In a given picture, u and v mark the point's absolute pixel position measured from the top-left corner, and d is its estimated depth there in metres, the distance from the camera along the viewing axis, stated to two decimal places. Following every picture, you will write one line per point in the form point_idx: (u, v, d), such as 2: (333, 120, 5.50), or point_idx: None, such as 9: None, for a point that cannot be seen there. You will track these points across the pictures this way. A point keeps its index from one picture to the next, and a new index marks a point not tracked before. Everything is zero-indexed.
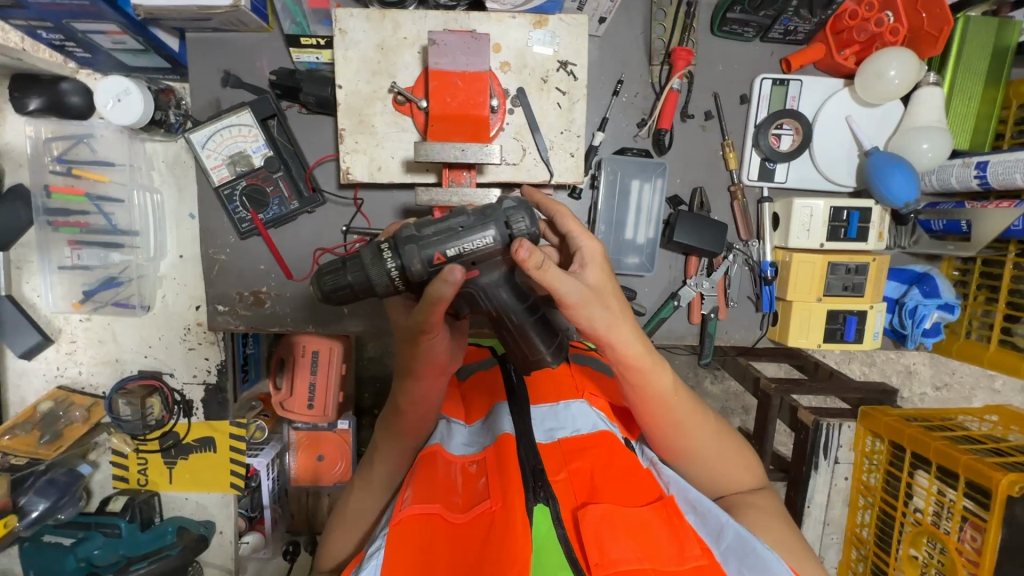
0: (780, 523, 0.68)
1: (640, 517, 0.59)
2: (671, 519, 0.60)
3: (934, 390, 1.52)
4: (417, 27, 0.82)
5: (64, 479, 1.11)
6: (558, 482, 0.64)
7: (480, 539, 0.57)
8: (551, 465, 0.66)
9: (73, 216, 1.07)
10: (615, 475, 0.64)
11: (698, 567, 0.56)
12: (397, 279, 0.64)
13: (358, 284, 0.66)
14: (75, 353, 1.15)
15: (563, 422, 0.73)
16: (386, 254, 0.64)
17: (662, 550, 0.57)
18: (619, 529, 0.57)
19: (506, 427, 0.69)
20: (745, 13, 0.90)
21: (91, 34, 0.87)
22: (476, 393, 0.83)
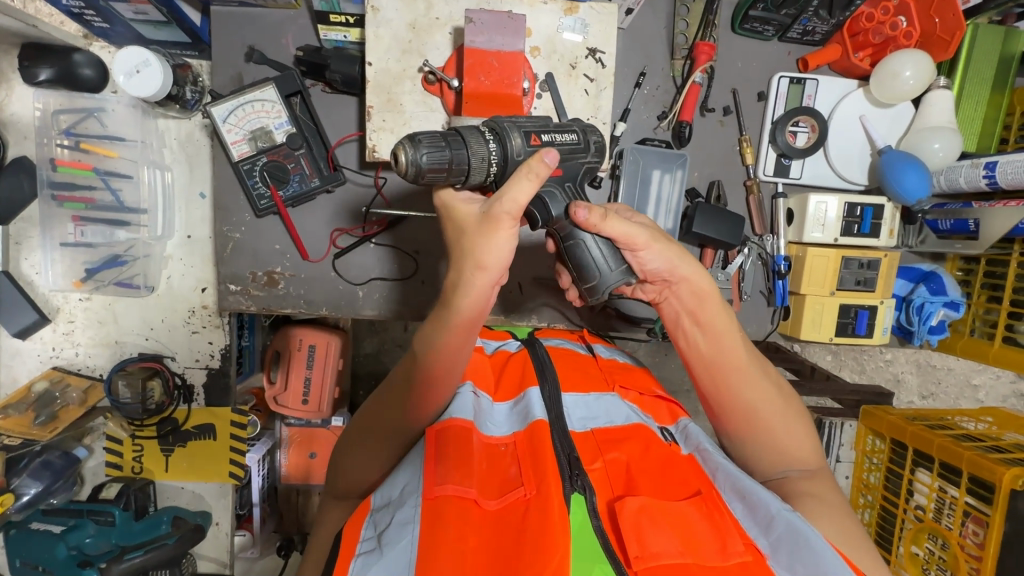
0: (841, 513, 0.66)
1: (680, 511, 0.59)
2: (711, 514, 0.60)
3: (921, 400, 1.56)
4: (450, 8, 0.83)
5: (60, 463, 1.08)
6: (593, 471, 0.66)
7: (518, 527, 0.58)
8: (586, 454, 0.68)
9: (79, 191, 1.04)
10: (649, 468, 0.67)
11: (741, 563, 0.56)
12: (492, 161, 0.62)
13: (455, 158, 0.60)
14: (73, 334, 1.12)
15: (597, 411, 0.75)
16: (487, 134, 0.63)
17: (702, 545, 0.57)
18: (659, 521, 0.58)
19: (538, 412, 0.70)
20: (767, 11, 0.92)
21: (114, 3, 0.86)
22: (506, 373, 0.84)
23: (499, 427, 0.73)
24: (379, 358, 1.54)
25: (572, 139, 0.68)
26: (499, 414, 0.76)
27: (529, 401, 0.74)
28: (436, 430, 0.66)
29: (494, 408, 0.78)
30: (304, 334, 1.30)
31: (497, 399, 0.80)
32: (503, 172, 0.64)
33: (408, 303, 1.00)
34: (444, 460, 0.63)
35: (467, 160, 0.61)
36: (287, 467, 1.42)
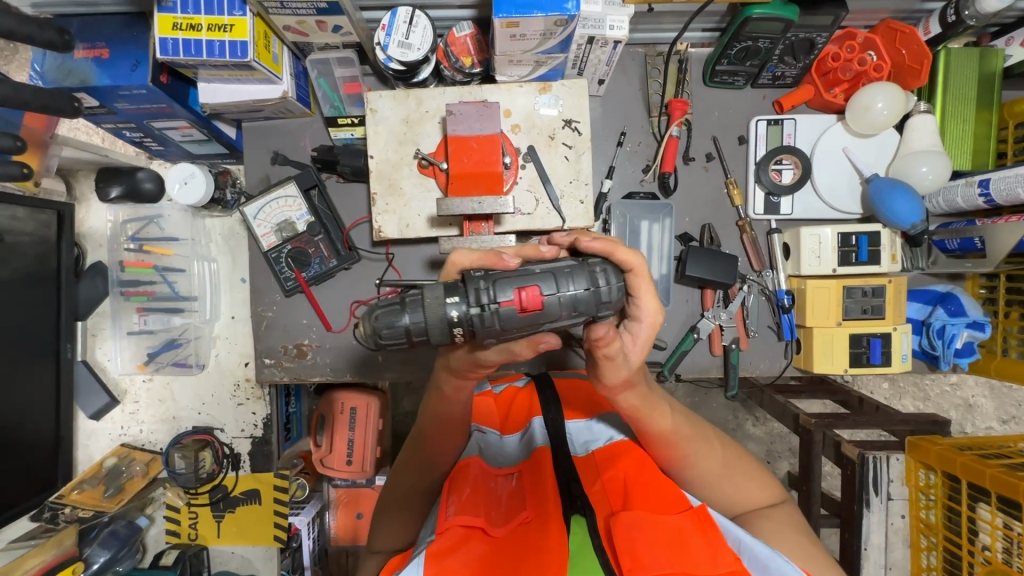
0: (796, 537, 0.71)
1: (675, 526, 0.60)
2: (705, 528, 0.61)
3: (1001, 425, 1.47)
4: (437, 101, 0.94)
5: (125, 532, 1.20)
6: (594, 492, 0.67)
7: (520, 545, 0.61)
8: (587, 476, 0.70)
9: (142, 286, 1.20)
10: (647, 483, 0.68)
11: (732, 572, 0.57)
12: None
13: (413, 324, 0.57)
14: (137, 413, 1.26)
15: (599, 434, 0.78)
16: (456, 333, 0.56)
17: (694, 556, 0.57)
18: (656, 537, 0.58)
19: (541, 441, 0.74)
20: (732, 64, 0.98)
21: (166, 131, 1.04)
22: (513, 410, 0.86)
23: (506, 461, 0.76)
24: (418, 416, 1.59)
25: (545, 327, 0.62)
26: (512, 446, 0.80)
27: (536, 430, 0.77)
28: (452, 477, 0.70)
29: (504, 441, 0.81)
30: (346, 398, 1.38)
31: (502, 432, 0.83)
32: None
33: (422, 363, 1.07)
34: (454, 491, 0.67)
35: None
36: (337, 529, 1.45)
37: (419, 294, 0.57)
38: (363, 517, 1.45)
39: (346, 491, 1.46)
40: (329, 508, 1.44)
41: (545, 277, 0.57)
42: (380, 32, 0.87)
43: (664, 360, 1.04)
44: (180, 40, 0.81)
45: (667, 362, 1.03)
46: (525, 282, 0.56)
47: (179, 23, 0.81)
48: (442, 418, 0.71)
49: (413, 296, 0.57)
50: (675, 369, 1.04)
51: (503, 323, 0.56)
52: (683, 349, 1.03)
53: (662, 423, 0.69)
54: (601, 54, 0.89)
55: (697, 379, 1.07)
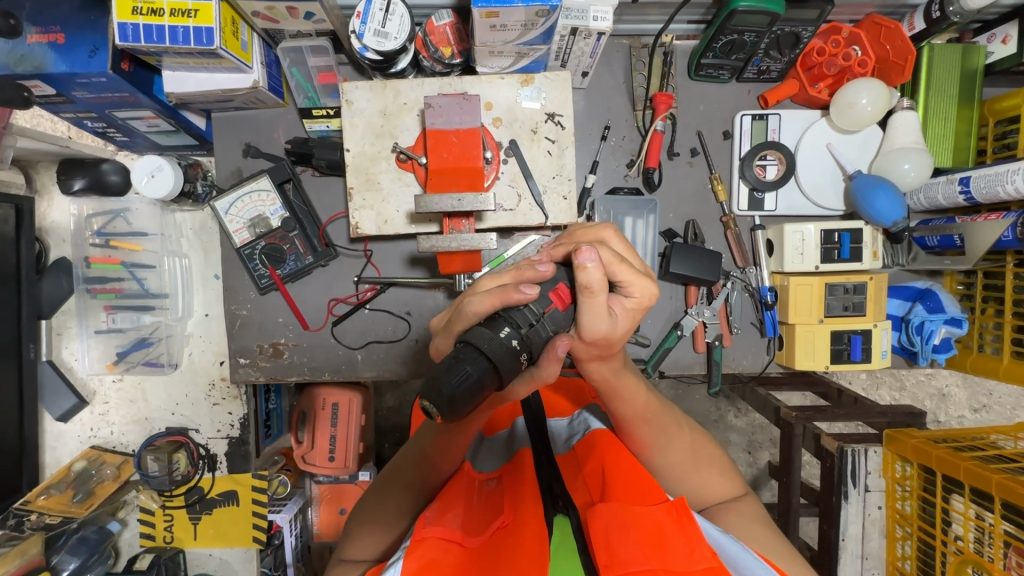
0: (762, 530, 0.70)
1: (649, 515, 0.56)
2: (682, 520, 0.56)
3: (972, 414, 1.50)
4: (416, 93, 0.91)
5: (95, 538, 1.16)
6: (574, 488, 0.66)
7: (495, 543, 0.58)
8: (567, 473, 0.69)
9: (110, 283, 1.15)
10: (626, 472, 0.63)
11: (709, 568, 0.51)
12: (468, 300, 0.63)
13: (481, 371, 0.51)
14: (108, 414, 1.21)
15: (578, 427, 0.77)
16: (523, 356, 0.53)
17: (670, 549, 0.53)
18: (628, 525, 0.55)
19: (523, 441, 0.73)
20: (717, 58, 0.97)
21: (130, 121, 0.99)
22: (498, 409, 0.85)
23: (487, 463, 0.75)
24: (402, 412, 1.56)
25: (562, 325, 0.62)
26: (494, 446, 0.78)
27: (519, 429, 0.77)
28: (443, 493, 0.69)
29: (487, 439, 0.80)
30: (327, 393, 1.33)
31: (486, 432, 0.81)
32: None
33: (403, 362, 1.05)
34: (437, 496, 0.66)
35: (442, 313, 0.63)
36: (319, 525, 1.43)
37: (470, 343, 0.52)
38: (346, 513, 1.43)
39: (328, 488, 1.42)
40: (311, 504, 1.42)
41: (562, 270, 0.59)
42: (355, 19, 0.84)
43: (647, 357, 1.03)
44: (141, 26, 0.77)
45: (650, 359, 1.03)
46: (552, 282, 0.58)
47: (139, 7, 0.76)
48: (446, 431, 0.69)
49: (461, 347, 0.52)
50: (658, 366, 1.04)
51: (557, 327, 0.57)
52: (667, 346, 1.02)
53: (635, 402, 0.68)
54: (585, 46, 0.87)
55: (680, 375, 1.07)
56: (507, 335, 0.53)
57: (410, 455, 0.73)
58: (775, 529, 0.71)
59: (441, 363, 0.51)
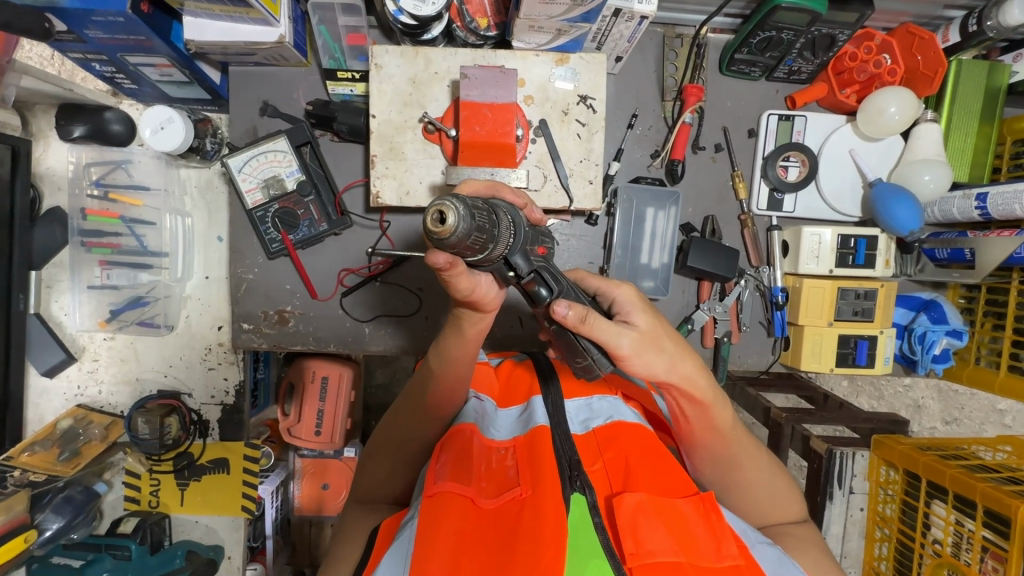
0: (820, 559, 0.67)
1: (677, 508, 0.56)
2: (709, 515, 0.56)
3: (944, 426, 1.45)
4: (448, 62, 0.89)
5: (81, 498, 1.12)
6: (593, 472, 0.62)
7: (512, 529, 0.55)
8: (586, 455, 0.64)
9: (106, 237, 1.10)
10: (652, 463, 0.62)
11: (735, 566, 0.54)
12: (512, 231, 0.55)
13: (489, 217, 0.51)
14: (97, 372, 1.17)
15: (598, 412, 0.71)
16: (507, 214, 0.56)
17: (697, 546, 0.55)
18: (657, 519, 0.55)
19: (540, 417, 0.66)
20: (752, 54, 0.96)
21: (142, 67, 0.94)
22: (515, 383, 0.79)
23: (499, 432, 0.69)
24: (391, 389, 1.54)
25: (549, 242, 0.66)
26: (504, 420, 0.72)
27: (535, 408, 0.70)
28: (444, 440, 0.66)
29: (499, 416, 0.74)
30: (317, 366, 1.30)
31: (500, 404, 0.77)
32: (520, 249, 0.56)
33: (410, 336, 1.03)
34: (446, 454, 0.64)
35: (498, 232, 0.52)
36: (300, 499, 1.42)
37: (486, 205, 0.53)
38: (329, 488, 1.42)
39: (311, 461, 1.41)
40: (294, 477, 1.40)
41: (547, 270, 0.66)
42: None
43: None
44: None
45: None
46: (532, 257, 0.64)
47: None
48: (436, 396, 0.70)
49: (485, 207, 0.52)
50: None
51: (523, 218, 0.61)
52: None
53: (718, 414, 0.65)
54: (625, 29, 0.86)
55: None
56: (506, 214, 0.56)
57: (384, 433, 0.73)
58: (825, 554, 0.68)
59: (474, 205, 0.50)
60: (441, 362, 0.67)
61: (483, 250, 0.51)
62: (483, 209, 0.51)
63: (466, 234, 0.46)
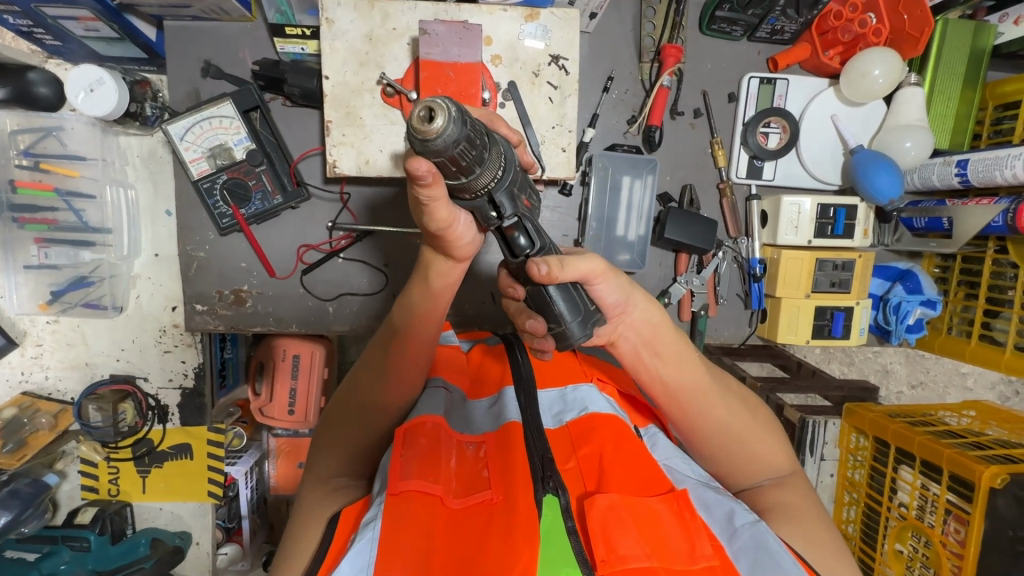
0: (808, 520, 0.65)
1: (651, 509, 0.54)
2: (683, 514, 0.54)
3: (910, 390, 1.48)
4: (407, 17, 0.81)
5: (29, 491, 1.05)
6: (566, 470, 0.59)
7: (479, 535, 0.52)
8: (559, 453, 0.61)
9: (41, 213, 1.00)
10: (628, 459, 0.59)
11: (708, 567, 0.52)
12: (502, 167, 0.47)
13: (479, 139, 0.42)
14: (42, 357, 1.10)
15: (572, 404, 0.67)
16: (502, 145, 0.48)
17: (669, 548, 0.52)
18: (630, 522, 0.52)
19: (512, 413, 0.63)
20: (733, 11, 0.90)
21: (62, 21, 0.83)
22: (485, 372, 0.75)
23: (472, 426, 0.65)
24: None
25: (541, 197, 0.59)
26: (473, 414, 0.68)
27: (507, 402, 0.66)
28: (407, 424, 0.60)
29: (471, 407, 0.69)
30: (287, 344, 1.24)
31: (471, 395, 0.72)
32: (508, 187, 0.48)
33: (376, 316, 0.98)
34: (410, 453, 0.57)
35: (485, 160, 0.43)
36: (275, 478, 1.37)
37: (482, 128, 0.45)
38: (304, 467, 1.37)
39: (284, 442, 1.36)
40: (268, 458, 1.36)
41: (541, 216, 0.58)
42: None
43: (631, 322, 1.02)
44: None
45: None
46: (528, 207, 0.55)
47: None
48: (397, 361, 0.62)
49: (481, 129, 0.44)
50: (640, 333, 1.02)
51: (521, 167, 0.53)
52: None
53: (688, 375, 0.62)
54: None
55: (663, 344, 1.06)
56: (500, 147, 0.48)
57: (337, 401, 0.66)
58: (815, 509, 0.67)
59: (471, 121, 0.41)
60: (402, 322, 0.60)
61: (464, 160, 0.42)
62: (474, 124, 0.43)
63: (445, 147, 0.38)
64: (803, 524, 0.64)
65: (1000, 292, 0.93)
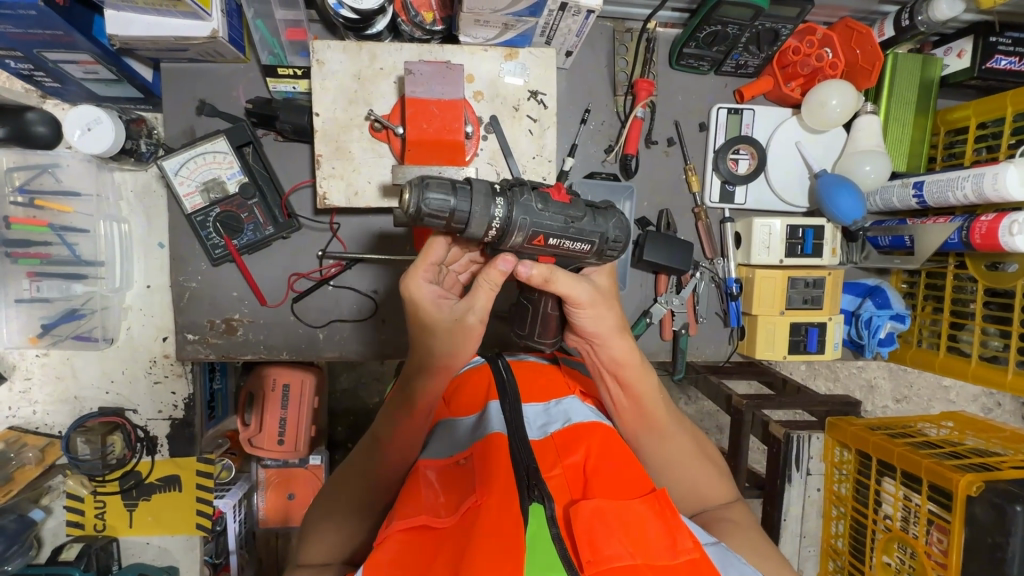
0: (750, 538, 0.70)
1: (632, 510, 0.56)
2: (664, 514, 0.56)
3: (894, 404, 1.52)
4: (393, 58, 0.86)
5: (15, 527, 1.06)
6: (552, 477, 0.60)
7: (464, 537, 0.52)
8: (544, 461, 0.62)
9: (34, 248, 1.01)
10: (609, 468, 0.61)
11: (692, 560, 0.54)
12: (495, 222, 0.59)
13: (453, 208, 0.57)
14: (29, 392, 1.09)
15: (556, 416, 0.70)
16: (497, 200, 0.58)
17: (653, 545, 0.54)
18: (613, 523, 0.54)
19: (496, 425, 0.65)
20: (699, 48, 0.97)
21: (63, 64, 0.87)
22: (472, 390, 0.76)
23: (457, 444, 0.67)
24: (357, 394, 1.50)
25: (580, 248, 0.64)
26: (463, 430, 0.69)
27: (491, 413, 0.68)
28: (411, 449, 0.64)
29: (458, 424, 0.71)
30: (277, 373, 1.25)
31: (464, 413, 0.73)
32: (499, 239, 0.60)
33: (367, 341, 1.01)
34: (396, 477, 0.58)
35: (467, 219, 0.58)
36: (264, 511, 1.36)
37: (468, 184, 0.58)
38: (294, 498, 1.36)
39: (274, 472, 1.35)
40: (257, 488, 1.35)
41: (570, 257, 0.66)
42: None
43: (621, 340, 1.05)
44: None
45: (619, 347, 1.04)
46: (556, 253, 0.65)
47: None
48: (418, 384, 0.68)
49: (463, 186, 0.58)
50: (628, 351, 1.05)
51: (539, 217, 0.60)
52: (635, 333, 1.03)
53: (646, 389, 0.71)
54: (573, 23, 0.84)
55: (645, 362, 1.09)
56: (497, 199, 0.59)
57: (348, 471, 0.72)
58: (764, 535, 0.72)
59: (445, 190, 0.56)
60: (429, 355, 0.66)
61: (449, 228, 0.59)
62: (456, 187, 0.57)
63: (414, 217, 0.57)
64: (742, 543, 0.69)
65: (962, 306, 0.98)
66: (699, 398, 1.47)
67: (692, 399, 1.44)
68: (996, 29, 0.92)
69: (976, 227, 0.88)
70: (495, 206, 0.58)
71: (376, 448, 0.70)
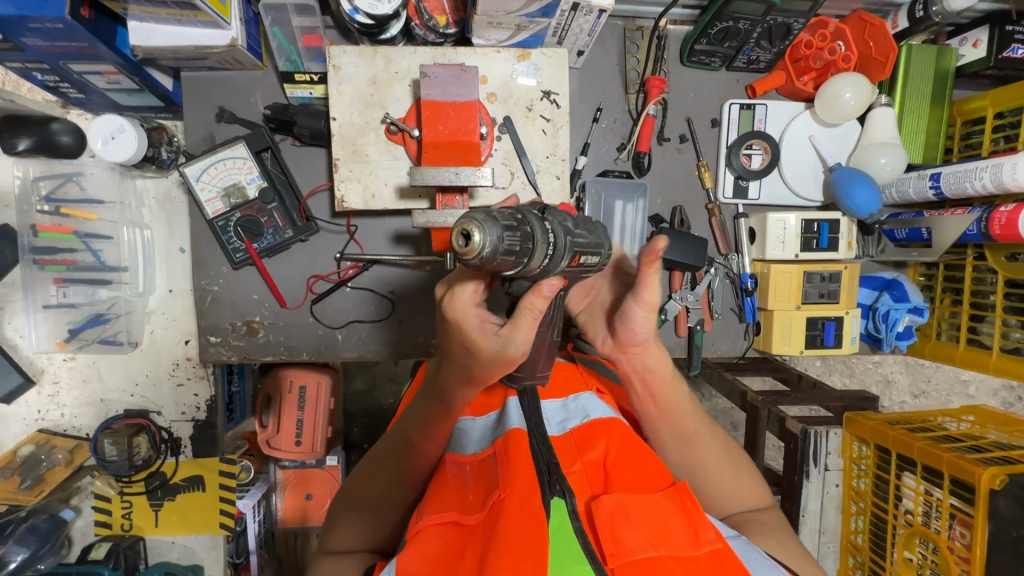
0: (784, 541, 0.69)
1: (652, 503, 0.56)
2: (686, 507, 0.57)
3: (913, 399, 1.50)
4: (408, 61, 0.87)
5: (46, 527, 1.09)
6: (572, 474, 0.61)
7: (487, 532, 0.53)
8: (564, 457, 0.63)
9: (61, 254, 1.03)
10: (628, 463, 0.62)
11: (714, 551, 0.54)
12: (549, 250, 0.53)
13: (521, 244, 0.49)
14: (58, 395, 1.12)
15: (574, 411, 0.70)
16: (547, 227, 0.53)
17: (675, 538, 0.54)
18: (633, 517, 0.55)
19: (515, 421, 0.65)
20: (711, 44, 0.97)
21: (87, 75, 0.89)
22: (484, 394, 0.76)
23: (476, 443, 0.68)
24: (374, 395, 1.51)
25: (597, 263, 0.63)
26: (480, 430, 0.71)
27: (509, 411, 0.68)
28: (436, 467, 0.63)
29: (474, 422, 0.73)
30: (295, 375, 1.26)
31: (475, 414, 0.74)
32: (549, 269, 0.55)
33: (385, 342, 1.02)
34: None
35: (532, 252, 0.50)
36: (284, 511, 1.37)
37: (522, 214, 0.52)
38: (314, 498, 1.38)
39: (294, 473, 1.37)
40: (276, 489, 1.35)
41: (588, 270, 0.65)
42: None
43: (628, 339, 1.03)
44: None
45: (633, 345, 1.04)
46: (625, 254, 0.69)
47: None
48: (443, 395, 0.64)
49: (518, 217, 0.51)
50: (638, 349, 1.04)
51: (576, 238, 0.57)
52: None
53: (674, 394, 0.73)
54: (585, 23, 0.85)
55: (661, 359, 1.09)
56: (545, 225, 0.53)
57: (370, 467, 0.71)
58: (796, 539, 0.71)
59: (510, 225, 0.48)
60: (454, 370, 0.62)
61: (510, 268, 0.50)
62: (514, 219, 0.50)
63: (492, 259, 0.46)
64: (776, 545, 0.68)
65: (982, 298, 0.97)
66: (715, 395, 1.47)
67: (707, 396, 1.44)
68: (1013, 18, 0.91)
69: (994, 218, 0.87)
70: (547, 234, 0.53)
71: (409, 451, 0.68)
